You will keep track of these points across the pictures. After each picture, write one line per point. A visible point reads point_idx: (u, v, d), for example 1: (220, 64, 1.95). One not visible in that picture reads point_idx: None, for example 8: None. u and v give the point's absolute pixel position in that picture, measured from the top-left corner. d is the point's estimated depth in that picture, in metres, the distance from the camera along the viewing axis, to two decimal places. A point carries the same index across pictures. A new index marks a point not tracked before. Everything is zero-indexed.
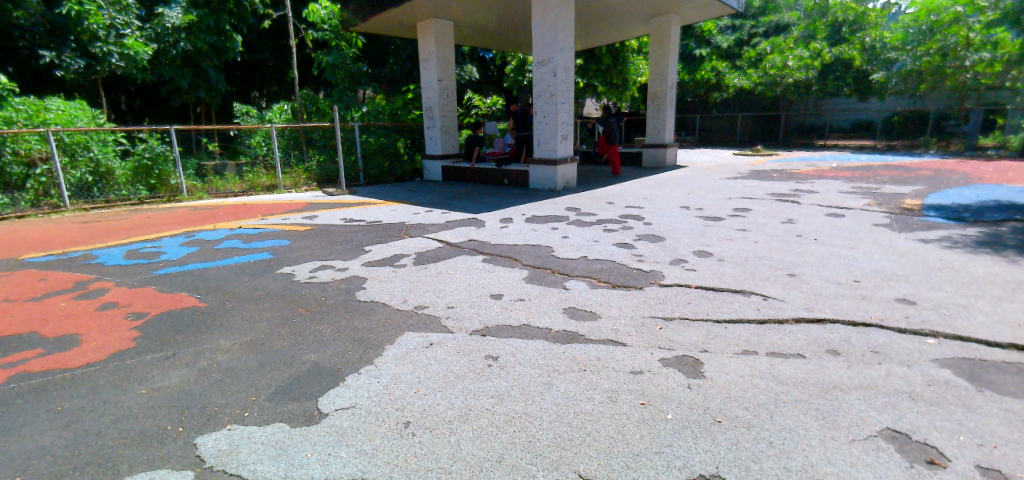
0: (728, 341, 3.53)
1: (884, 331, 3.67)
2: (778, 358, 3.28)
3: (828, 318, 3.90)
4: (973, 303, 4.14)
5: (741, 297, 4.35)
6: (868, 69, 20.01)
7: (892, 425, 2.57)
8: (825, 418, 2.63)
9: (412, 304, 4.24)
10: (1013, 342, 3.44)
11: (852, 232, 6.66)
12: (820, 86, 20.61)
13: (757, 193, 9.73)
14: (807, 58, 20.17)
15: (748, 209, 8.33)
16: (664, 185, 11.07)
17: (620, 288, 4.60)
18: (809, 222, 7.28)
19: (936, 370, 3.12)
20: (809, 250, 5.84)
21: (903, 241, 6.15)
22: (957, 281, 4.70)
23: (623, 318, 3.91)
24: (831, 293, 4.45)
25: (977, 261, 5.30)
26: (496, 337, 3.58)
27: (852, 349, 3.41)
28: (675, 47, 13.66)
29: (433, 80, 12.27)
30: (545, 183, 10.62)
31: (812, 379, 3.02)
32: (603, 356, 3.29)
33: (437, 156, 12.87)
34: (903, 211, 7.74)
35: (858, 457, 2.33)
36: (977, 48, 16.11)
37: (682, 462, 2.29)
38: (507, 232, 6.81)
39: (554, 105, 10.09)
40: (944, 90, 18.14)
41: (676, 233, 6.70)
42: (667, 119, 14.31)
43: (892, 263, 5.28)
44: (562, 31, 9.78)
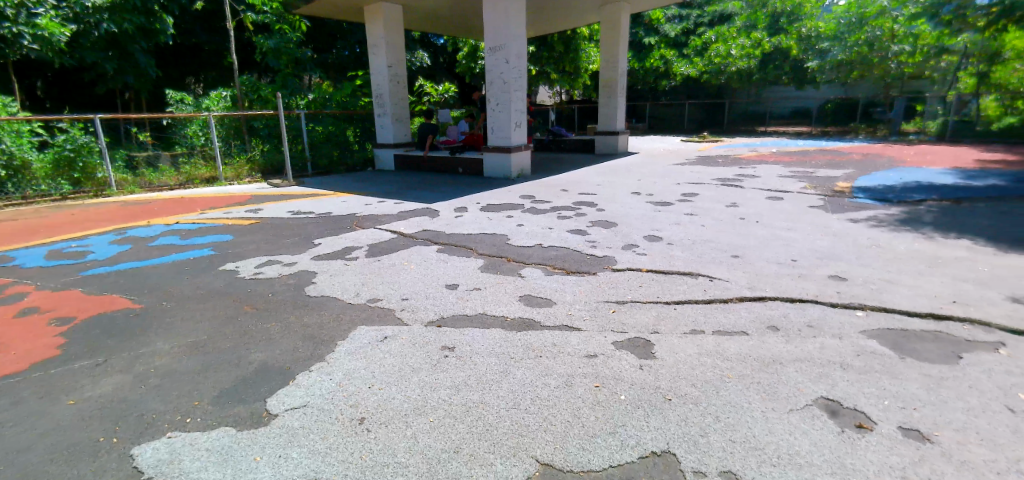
0: (677, 321, 3.66)
1: (819, 306, 3.91)
2: (724, 337, 3.43)
3: (769, 296, 4.11)
4: (896, 278, 4.47)
5: (689, 280, 4.51)
6: (804, 59, 21.07)
7: (825, 393, 2.75)
8: (766, 391, 2.78)
9: (366, 297, 4.15)
10: (931, 312, 3.74)
11: (791, 214, 7.03)
12: (761, 74, 21.55)
13: (704, 178, 10.08)
14: (748, 48, 21.08)
15: (696, 194, 8.63)
16: (615, 172, 11.29)
17: (575, 274, 4.68)
18: (752, 205, 7.63)
19: (864, 341, 3.35)
20: (752, 232, 6.13)
21: (835, 221, 6.55)
22: (883, 257, 5.05)
23: (578, 303, 3.98)
24: (772, 272, 4.69)
25: (901, 238, 5.72)
26: (452, 328, 3.56)
27: (791, 325, 3.61)
28: (625, 34, 13.83)
29: (383, 66, 11.95)
30: (500, 170, 10.61)
31: (755, 354, 3.18)
32: (559, 342, 3.34)
33: (389, 145, 12.57)
34: (836, 194, 8.22)
35: (796, 426, 2.48)
36: (899, 40, 17.53)
37: (634, 440, 2.36)
38: (462, 221, 6.77)
39: (507, 92, 10.05)
40: (873, 78, 19.39)
41: (628, 219, 6.85)
42: (619, 106, 14.52)
43: (827, 243, 5.61)
44: (513, 18, 9.72)
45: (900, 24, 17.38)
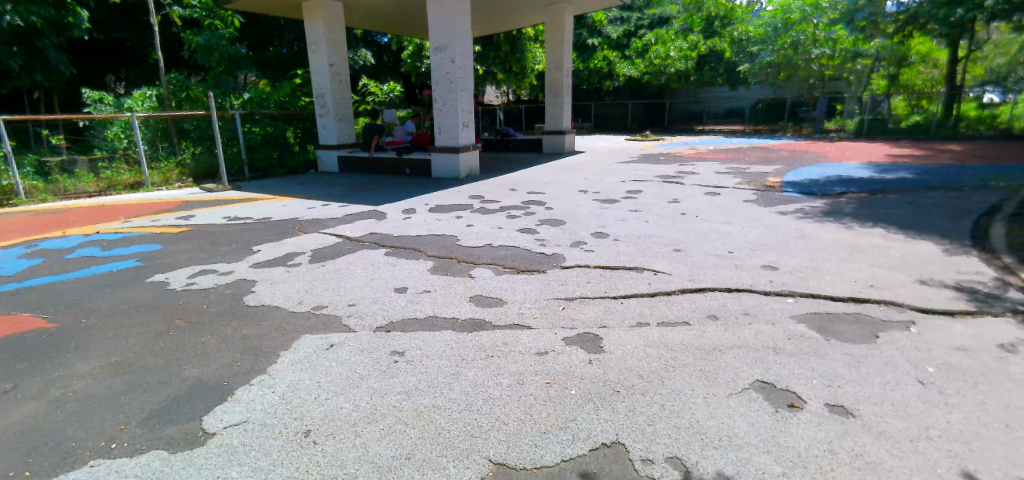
0: (624, 315, 3.77)
1: (753, 295, 4.14)
2: (668, 328, 3.57)
3: (708, 287, 4.30)
4: (821, 265, 4.80)
5: (634, 274, 4.66)
6: (736, 61, 22.19)
7: (761, 377, 2.92)
8: (707, 377, 2.91)
9: (310, 305, 4.01)
10: (852, 296, 4.05)
11: (727, 208, 7.40)
12: (698, 75, 22.49)
13: (647, 176, 10.42)
14: (685, 50, 21.95)
15: (639, 191, 8.91)
16: (562, 170, 11.46)
17: (525, 272, 4.72)
18: (691, 201, 7.97)
19: (794, 326, 3.58)
20: (692, 226, 6.40)
21: (767, 214, 6.95)
22: (810, 247, 5.41)
23: (528, 302, 4.02)
24: (711, 264, 4.92)
25: (824, 229, 6.16)
26: (402, 332, 3.50)
27: (728, 313, 3.81)
28: (569, 35, 14.07)
29: (324, 65, 11.57)
30: (448, 171, 10.53)
31: (696, 343, 3.33)
32: (510, 341, 3.36)
33: (332, 146, 12.18)
34: (768, 188, 8.73)
35: (735, 409, 2.61)
36: (821, 44, 18.75)
37: (586, 433, 2.41)
38: (411, 223, 6.67)
39: (453, 92, 9.97)
40: (798, 80, 20.69)
41: (575, 217, 6.98)
42: (565, 106, 14.76)
43: (760, 235, 5.94)
44: (458, 17, 9.67)
45: (821, 29, 18.64)
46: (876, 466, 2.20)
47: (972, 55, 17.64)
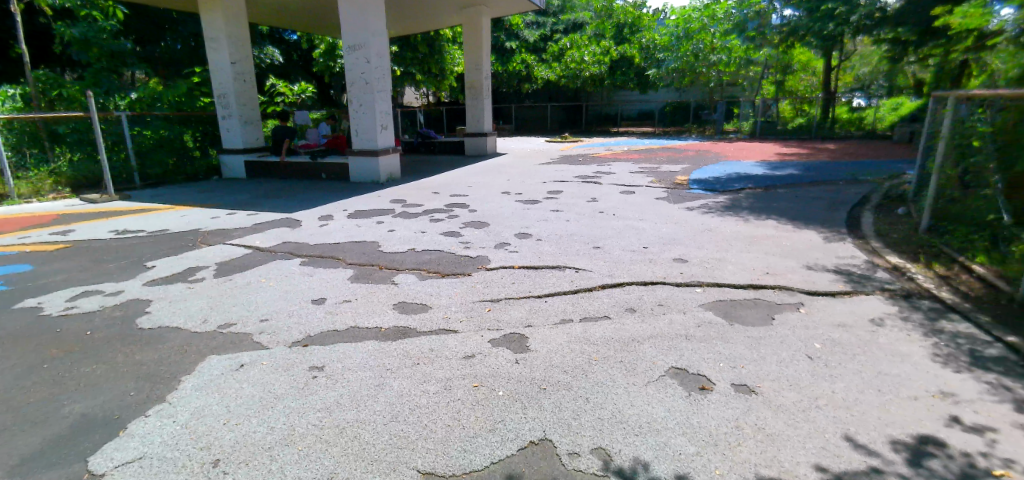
0: (548, 313, 3.86)
1: (666, 287, 4.40)
2: (589, 323, 3.70)
3: (626, 282, 4.51)
4: (724, 256, 5.21)
5: (556, 272, 4.78)
6: (645, 67, 23.48)
7: (675, 364, 3.10)
8: (627, 368, 3.05)
9: (217, 323, 3.71)
10: (751, 283, 4.43)
11: (641, 205, 7.81)
12: (611, 79, 23.48)
13: (566, 176, 10.73)
14: (598, 55, 22.82)
15: (560, 191, 9.16)
16: (485, 172, 11.52)
17: (450, 276, 4.68)
18: (608, 199, 8.32)
19: (703, 313, 3.85)
20: (609, 224, 6.68)
21: (677, 210, 7.42)
22: (715, 239, 5.85)
23: (453, 306, 3.99)
24: (628, 259, 5.16)
25: (727, 222, 6.68)
26: (321, 346, 3.34)
27: (645, 305, 4.02)
28: (487, 38, 14.13)
29: (225, 63, 10.76)
30: (367, 175, 10.20)
31: (617, 336, 3.48)
32: (436, 346, 3.32)
33: (238, 151, 11.36)
34: (677, 186, 9.32)
35: (653, 396, 2.76)
36: (718, 52, 20.33)
37: (514, 433, 2.44)
38: (328, 230, 6.38)
39: (370, 93, 9.68)
40: (700, 85, 22.28)
41: (499, 218, 7.03)
42: (485, 108, 14.85)
43: (671, 230, 6.33)
44: (372, 16, 9.39)
45: (717, 38, 20.22)
46: (776, 437, 2.42)
47: (842, 64, 19.98)
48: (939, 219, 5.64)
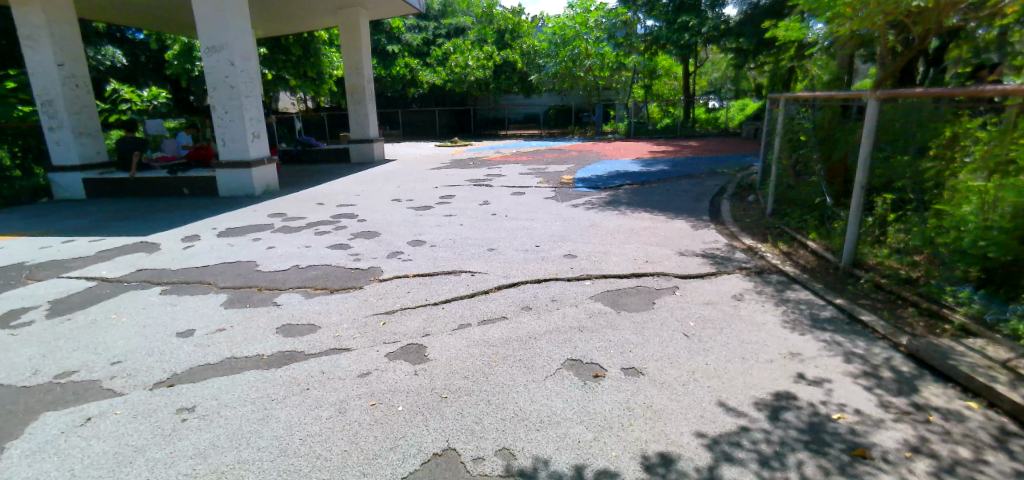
0: (446, 320, 3.81)
1: (558, 283, 4.57)
2: (487, 325, 3.72)
3: (520, 281, 4.61)
4: (609, 249, 5.56)
5: (452, 278, 4.74)
6: (527, 71, 24.22)
7: (570, 355, 3.24)
8: (526, 366, 3.12)
9: (54, 373, 3.13)
10: (634, 272, 4.77)
11: (531, 206, 8.06)
12: (495, 84, 23.80)
13: (457, 181, 10.74)
14: (483, 59, 22.99)
15: (451, 195, 9.14)
16: (372, 180, 11.11)
17: (340, 291, 4.44)
18: (500, 201, 8.47)
19: (593, 304, 4.07)
20: (501, 225, 6.79)
21: (564, 208, 7.76)
22: (600, 234, 6.22)
23: (344, 323, 3.78)
24: (521, 259, 5.29)
25: (610, 217, 7.14)
26: (191, 383, 2.97)
27: (540, 302, 4.14)
28: (366, 41, 13.64)
29: (48, 64, 9.18)
30: (239, 188, 9.33)
31: (514, 335, 3.54)
32: (328, 368, 3.13)
33: (72, 168, 9.70)
34: (563, 185, 9.77)
35: (552, 389, 2.85)
36: (592, 57, 21.61)
37: (416, 447, 2.37)
38: (194, 252, 5.71)
39: (236, 99, 8.85)
40: (579, 89, 23.56)
41: (390, 227, 6.82)
42: (369, 114, 14.28)
43: (560, 227, 6.61)
44: (233, 15, 8.59)
45: (591, 45, 21.51)
46: (661, 412, 2.62)
47: (697, 71, 22.31)
48: (780, 204, 6.53)
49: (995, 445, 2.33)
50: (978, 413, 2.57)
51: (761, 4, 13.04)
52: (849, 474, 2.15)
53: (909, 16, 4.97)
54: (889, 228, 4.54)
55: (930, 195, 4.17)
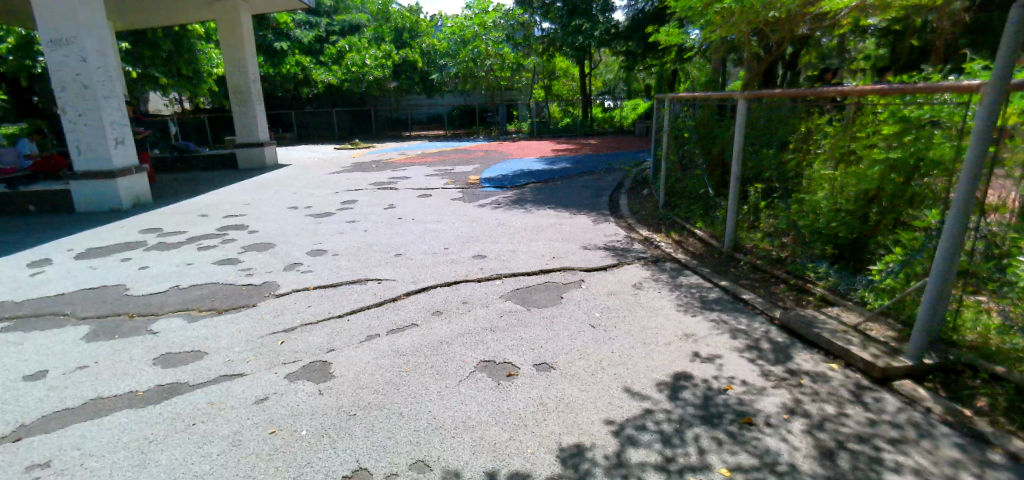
0: (352, 333, 3.63)
1: (468, 284, 4.55)
2: (396, 334, 3.60)
3: (430, 285, 4.53)
4: (517, 247, 5.64)
5: (358, 287, 4.54)
6: (428, 70, 23.83)
7: (483, 357, 3.23)
8: (438, 372, 3.06)
9: None
10: (541, 269, 4.88)
11: (437, 207, 7.96)
12: (396, 84, 23.26)
13: (359, 185, 10.31)
14: (380, 58, 22.33)
15: (354, 200, 8.75)
16: (264, 187, 10.32)
17: (230, 311, 4.06)
18: (405, 205, 8.26)
19: (503, 303, 4.10)
20: (408, 229, 6.63)
21: (472, 209, 7.76)
22: (508, 233, 6.29)
23: (237, 346, 3.46)
24: (430, 263, 5.19)
25: (516, 215, 7.25)
26: (45, 434, 2.54)
27: (450, 306, 4.08)
28: (249, 36, 12.65)
29: None
30: (102, 201, 8.20)
31: (425, 342, 3.46)
32: (219, 397, 2.84)
33: None
34: (470, 186, 9.76)
35: (466, 393, 2.82)
36: (491, 57, 21.82)
37: (323, 473, 2.22)
38: (44, 279, 4.91)
39: (91, 100, 7.75)
40: (481, 90, 23.71)
41: (286, 237, 6.37)
42: (257, 115, 13.29)
43: (468, 228, 6.59)
44: (82, 4, 7.51)
45: (490, 45, 21.74)
46: (573, 404, 2.70)
47: (592, 72, 23.44)
48: (671, 196, 7.03)
49: (853, 399, 2.68)
50: (838, 372, 2.95)
51: (646, 11, 13.95)
52: (738, 442, 2.36)
53: (768, 25, 5.59)
54: (760, 215, 4.99)
55: (792, 183, 4.76)
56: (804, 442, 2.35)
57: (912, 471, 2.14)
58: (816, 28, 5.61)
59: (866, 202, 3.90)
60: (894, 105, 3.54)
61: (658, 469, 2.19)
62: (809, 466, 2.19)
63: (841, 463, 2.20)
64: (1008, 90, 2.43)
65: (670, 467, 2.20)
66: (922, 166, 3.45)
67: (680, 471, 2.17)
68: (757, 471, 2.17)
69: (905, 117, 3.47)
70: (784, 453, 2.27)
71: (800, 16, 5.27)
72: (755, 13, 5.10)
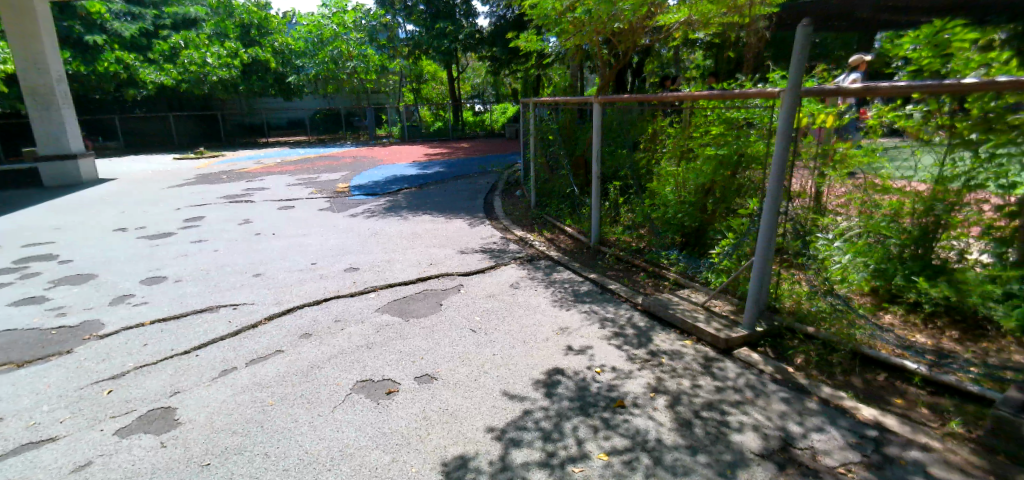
0: (202, 370, 3.19)
1: (340, 300, 4.27)
2: (257, 365, 3.24)
3: (296, 306, 4.16)
4: (392, 257, 5.44)
5: (208, 316, 4.01)
6: (284, 72, 21.53)
7: (359, 378, 3.04)
8: (308, 401, 2.81)
9: None
10: (418, 277, 4.76)
11: (302, 220, 7.37)
12: (246, 85, 20.64)
13: (207, 199, 9.17)
14: (224, 57, 19.83)
15: (200, 217, 7.75)
16: (80, 208, 8.67)
17: (35, 362, 3.33)
18: (264, 218, 7.53)
19: (379, 317, 3.91)
20: (269, 245, 6.05)
21: (341, 219, 7.33)
22: (381, 242, 6.05)
23: (45, 405, 2.84)
24: (295, 280, 4.78)
25: (390, 223, 6.99)
26: None
27: (320, 326, 3.79)
28: (49, 27, 10.67)
29: None
30: None
31: (292, 369, 3.17)
32: (20, 472, 2.30)
33: None
34: (338, 194, 9.21)
35: (341, 419, 2.63)
36: (354, 59, 20.86)
37: None
38: None
39: None
40: (345, 92, 22.57)
41: (112, 265, 5.42)
42: (68, 120, 11.21)
43: (337, 240, 6.20)
44: None
45: (352, 46, 20.84)
46: (456, 413, 2.65)
47: (460, 76, 23.63)
48: (541, 196, 7.32)
49: (703, 370, 3.01)
50: (691, 347, 3.30)
51: (507, 17, 14.40)
52: (611, 426, 2.51)
53: (615, 35, 6.07)
54: (620, 210, 5.53)
55: (644, 179, 5.24)
56: (667, 417, 2.57)
57: (752, 428, 2.45)
58: (654, 39, 6.24)
59: (703, 195, 4.37)
60: (718, 109, 4.08)
61: (540, 465, 2.24)
62: (672, 438, 2.40)
63: (697, 431, 2.45)
64: (800, 95, 2.89)
65: (552, 462, 2.26)
66: (743, 161, 4.00)
67: (561, 464, 2.25)
68: (628, 451, 2.32)
69: (728, 119, 4.03)
70: (650, 430, 2.46)
71: (641, 28, 5.81)
72: (603, 23, 5.55)
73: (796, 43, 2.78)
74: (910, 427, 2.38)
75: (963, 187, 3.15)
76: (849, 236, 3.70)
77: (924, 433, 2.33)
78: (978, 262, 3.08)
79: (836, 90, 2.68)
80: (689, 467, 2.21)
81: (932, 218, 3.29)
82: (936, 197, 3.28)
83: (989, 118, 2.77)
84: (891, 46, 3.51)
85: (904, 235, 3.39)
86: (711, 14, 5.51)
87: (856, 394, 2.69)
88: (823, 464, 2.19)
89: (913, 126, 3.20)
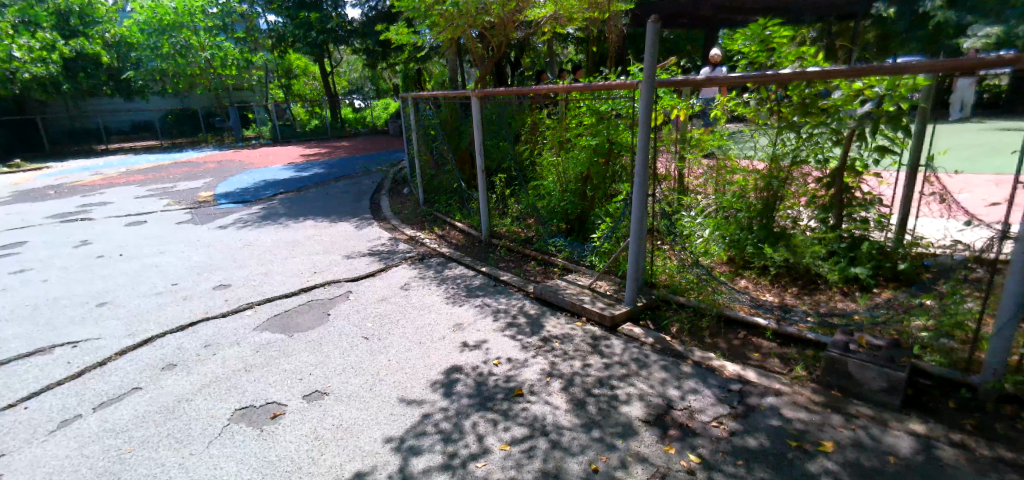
0: (36, 424, 2.68)
1: (209, 323, 3.82)
2: (110, 408, 2.79)
3: (156, 335, 3.65)
4: (269, 268, 5.00)
5: (39, 361, 3.37)
6: (120, 68, 18.78)
7: (237, 406, 2.75)
8: (177, 440, 2.48)
9: None
10: (301, 287, 4.43)
11: (157, 236, 6.49)
12: (70, 83, 17.33)
13: (29, 221, 7.66)
14: (38, 50, 16.26)
15: (21, 243, 6.46)
16: None
17: None
18: (108, 238, 6.50)
19: (257, 336, 3.58)
20: (116, 269, 5.23)
21: (207, 232, 6.55)
22: (255, 253, 5.53)
23: None
24: (152, 306, 4.20)
25: (264, 232, 6.42)
26: None
27: (187, 354, 3.36)
28: None
29: None
30: None
31: (155, 407, 2.78)
32: None
33: None
34: (200, 205, 8.23)
35: (219, 455, 2.36)
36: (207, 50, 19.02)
37: None
38: None
39: None
40: (200, 89, 20.22)
41: None
42: None
43: (201, 256, 5.54)
44: None
45: (204, 37, 18.85)
46: (351, 428, 2.51)
47: (333, 71, 22.36)
48: (429, 193, 7.19)
49: (592, 350, 3.18)
50: (580, 329, 3.46)
51: (378, 9, 14.06)
52: (510, 417, 2.55)
53: (487, 29, 6.09)
54: (507, 202, 5.62)
55: (528, 170, 5.45)
56: (561, 399, 2.67)
57: (638, 397, 2.64)
58: (526, 33, 6.38)
59: (582, 182, 4.61)
60: (588, 102, 4.30)
61: (442, 468, 2.20)
62: (568, 419, 2.50)
63: (590, 409, 2.57)
64: (654, 86, 3.11)
65: (453, 463, 2.24)
66: (615, 148, 4.27)
67: (463, 463, 2.23)
68: (527, 439, 2.37)
69: (598, 111, 4.28)
70: (547, 415, 2.54)
71: (512, 22, 5.89)
72: (474, 16, 5.56)
73: (648, 38, 2.95)
74: (766, 377, 2.71)
75: (792, 164, 3.67)
76: (708, 213, 4.11)
77: (777, 380, 2.68)
78: (806, 227, 3.73)
79: (684, 82, 2.91)
80: (584, 444, 2.31)
81: (771, 193, 3.79)
82: (772, 174, 3.77)
83: (805, 104, 3.37)
84: (727, 40, 3.94)
85: (751, 209, 3.89)
86: (575, 9, 5.79)
87: (721, 353, 3.01)
88: (698, 420, 2.43)
89: (750, 111, 3.83)
